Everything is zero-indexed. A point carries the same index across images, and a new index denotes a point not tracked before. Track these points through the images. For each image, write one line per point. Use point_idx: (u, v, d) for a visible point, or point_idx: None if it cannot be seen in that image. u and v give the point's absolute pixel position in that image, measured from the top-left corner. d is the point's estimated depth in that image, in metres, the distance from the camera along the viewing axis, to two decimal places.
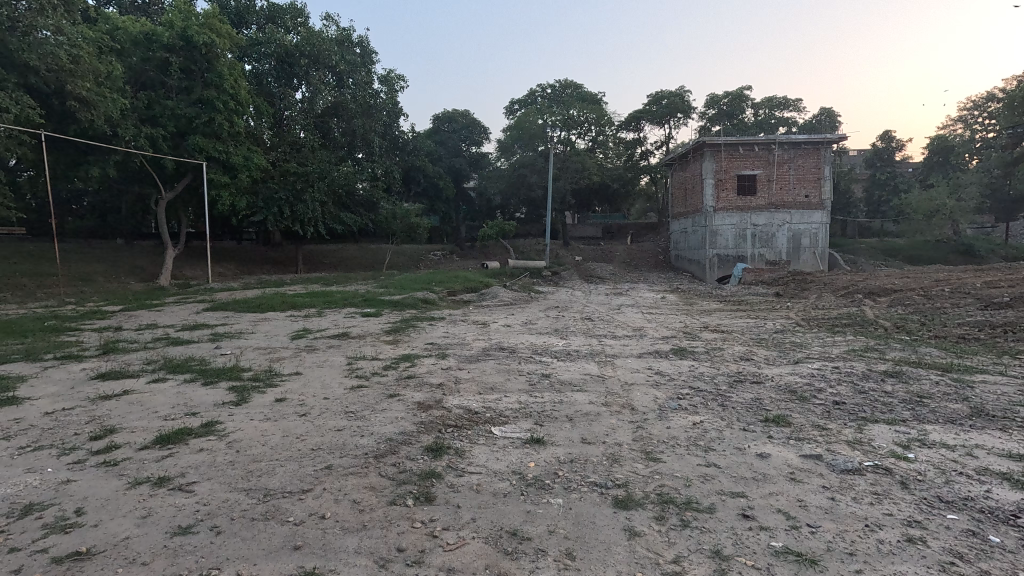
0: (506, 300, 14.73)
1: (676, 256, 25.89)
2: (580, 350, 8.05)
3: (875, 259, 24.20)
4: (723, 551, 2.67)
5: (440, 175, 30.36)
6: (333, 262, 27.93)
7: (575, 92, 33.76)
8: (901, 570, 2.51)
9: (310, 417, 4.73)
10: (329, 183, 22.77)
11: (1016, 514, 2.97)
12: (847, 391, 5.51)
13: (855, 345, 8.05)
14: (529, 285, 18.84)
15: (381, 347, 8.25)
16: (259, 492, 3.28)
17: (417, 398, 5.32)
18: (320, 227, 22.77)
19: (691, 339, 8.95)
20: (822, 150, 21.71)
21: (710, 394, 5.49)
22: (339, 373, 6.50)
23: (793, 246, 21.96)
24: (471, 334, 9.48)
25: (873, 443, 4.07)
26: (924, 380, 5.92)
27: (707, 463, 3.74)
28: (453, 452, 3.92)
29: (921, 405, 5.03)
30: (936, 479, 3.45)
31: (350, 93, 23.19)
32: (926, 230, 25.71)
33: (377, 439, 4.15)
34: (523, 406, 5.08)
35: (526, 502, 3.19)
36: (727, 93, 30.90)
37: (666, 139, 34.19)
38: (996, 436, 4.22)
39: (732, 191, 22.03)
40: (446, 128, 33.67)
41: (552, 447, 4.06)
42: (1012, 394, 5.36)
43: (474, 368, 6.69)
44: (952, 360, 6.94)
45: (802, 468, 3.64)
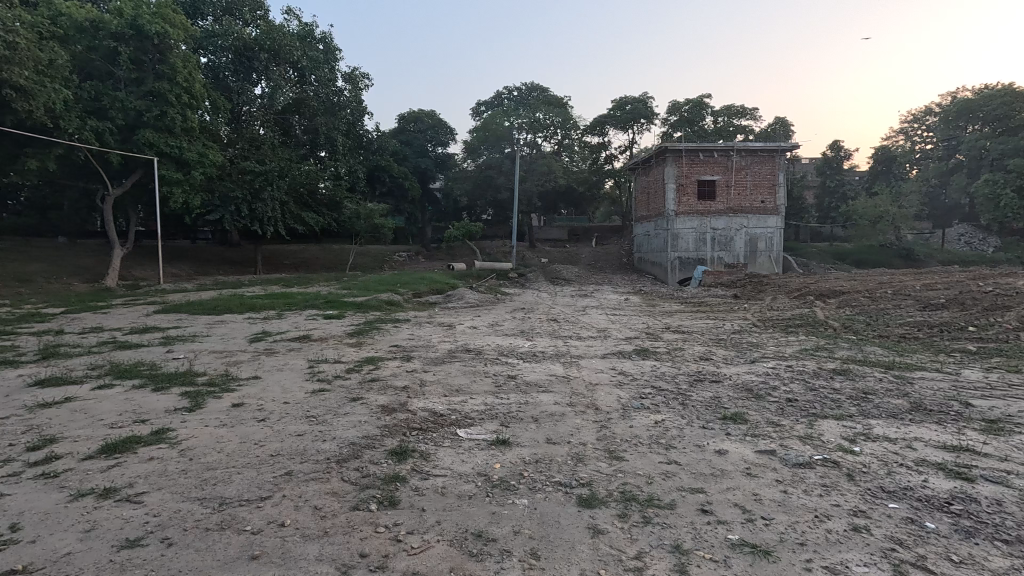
0: (472, 301, 14.69)
1: (639, 258, 26.46)
2: (545, 351, 8.11)
3: (825, 263, 25.33)
4: (683, 546, 2.75)
5: (405, 176, 30.00)
6: (294, 262, 27.12)
7: (541, 95, 34.05)
8: (847, 557, 2.64)
9: (269, 422, 4.59)
10: (289, 181, 22.13)
11: (950, 502, 3.18)
12: (799, 390, 5.74)
13: (807, 345, 8.44)
14: (495, 286, 18.96)
15: (344, 350, 8.08)
16: (214, 501, 3.16)
17: (381, 401, 5.25)
18: (281, 227, 22.12)
19: (653, 340, 9.18)
20: (777, 157, 22.66)
21: (671, 394, 5.62)
22: (301, 376, 6.32)
23: (750, 249, 22.78)
24: (436, 336, 9.41)
25: (823, 438, 4.27)
26: (868, 378, 6.25)
27: (668, 461, 3.84)
28: (417, 455, 3.88)
29: (866, 401, 5.31)
30: (879, 471, 3.65)
31: (313, 91, 22.72)
32: (871, 234, 27.26)
33: (339, 443, 4.08)
34: (489, 407, 5.10)
35: (491, 503, 3.19)
36: (688, 100, 31.88)
37: (630, 144, 34.91)
38: (932, 429, 4.50)
39: (693, 196, 22.69)
40: (411, 128, 33.30)
41: (518, 447, 4.08)
42: (948, 390, 5.72)
43: (439, 370, 6.65)
44: (893, 358, 7.34)
45: (757, 463, 3.78)
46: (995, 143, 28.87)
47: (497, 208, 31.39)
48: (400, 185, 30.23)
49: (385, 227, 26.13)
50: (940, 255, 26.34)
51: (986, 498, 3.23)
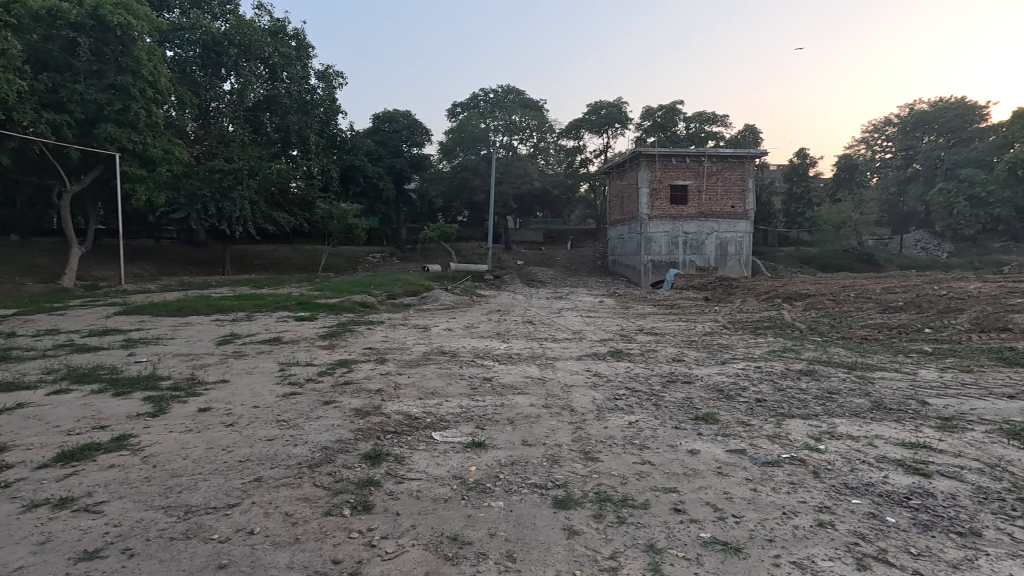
0: (448, 303, 14.63)
1: (613, 261, 26.76)
2: (521, 353, 8.10)
3: (791, 267, 26.12)
4: (657, 545, 2.79)
5: (380, 176, 29.64)
6: (265, 262, 26.50)
7: (517, 98, 34.14)
8: (813, 552, 2.73)
9: (237, 426, 4.47)
10: (260, 180, 21.61)
11: (909, 497, 3.32)
12: (768, 390, 5.89)
13: (775, 346, 8.69)
14: (470, 288, 18.91)
15: (317, 353, 7.91)
16: (179, 510, 3.05)
17: (355, 404, 5.16)
18: (251, 227, 21.57)
19: (628, 342, 9.28)
20: (746, 164, 23.27)
21: (644, 395, 5.72)
22: (271, 380, 6.16)
23: (720, 253, 23.31)
24: (411, 338, 9.33)
25: (790, 437, 4.40)
26: (832, 378, 6.48)
27: (642, 461, 3.89)
28: (392, 459, 3.83)
29: (831, 400, 5.49)
30: (843, 468, 3.77)
31: (285, 88, 22.26)
32: (835, 239, 28.25)
33: (312, 447, 4.00)
34: (464, 409, 5.08)
35: (467, 506, 3.18)
36: (661, 106, 32.54)
37: (604, 148, 35.40)
38: (892, 427, 4.68)
39: (665, 200, 23.10)
40: (386, 127, 32.96)
41: (494, 450, 4.07)
42: (906, 389, 5.97)
43: (414, 373, 6.57)
44: (856, 359, 7.64)
45: (728, 462, 3.87)
46: (950, 153, 30.78)
47: (473, 210, 31.29)
48: (374, 186, 29.88)
49: (358, 227, 25.76)
50: (898, 260, 27.42)
51: (941, 492, 3.38)
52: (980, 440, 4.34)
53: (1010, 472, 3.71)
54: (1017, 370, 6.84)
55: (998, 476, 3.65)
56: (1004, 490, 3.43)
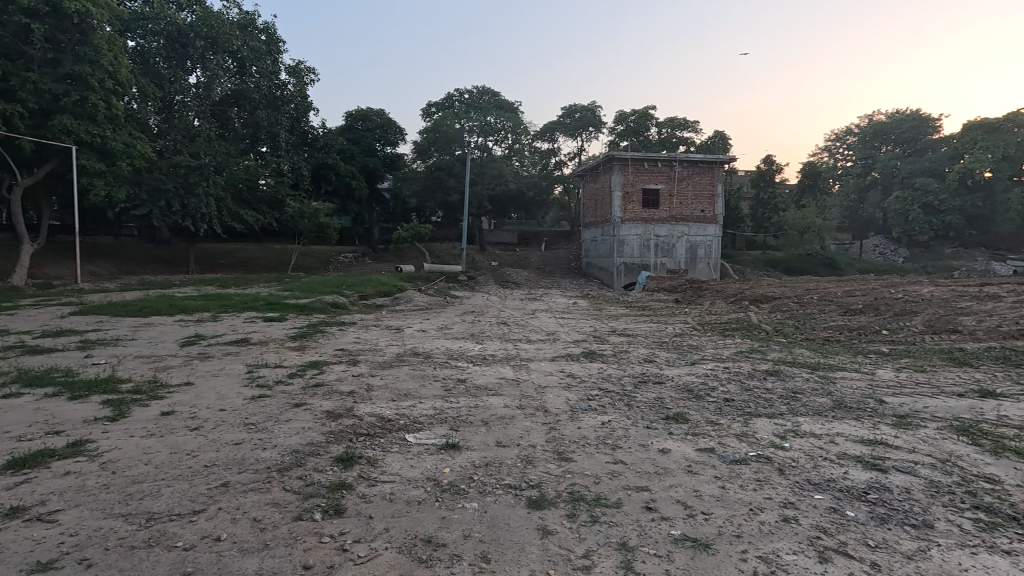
0: (421, 304, 14.51)
1: (586, 263, 27.01)
2: (495, 354, 8.11)
3: (758, 270, 26.85)
4: (628, 543, 2.83)
5: (353, 175, 29.20)
6: (232, 261, 25.78)
7: (493, 99, 34.13)
8: (778, 547, 2.82)
9: (203, 431, 4.33)
10: (227, 176, 21.02)
11: (867, 491, 3.46)
12: (736, 390, 6.06)
13: (742, 347, 8.95)
14: (444, 289, 18.81)
15: (286, 354, 7.73)
16: (141, 517, 2.94)
17: (326, 406, 5.07)
18: (217, 225, 20.95)
19: (601, 343, 9.39)
20: (715, 169, 23.85)
21: (617, 395, 5.80)
22: (238, 382, 5.99)
23: (690, 256, 23.81)
24: (384, 339, 9.21)
25: (756, 435, 4.53)
26: (796, 377, 6.70)
27: (614, 460, 3.94)
28: (365, 462, 3.78)
29: (795, 400, 5.68)
30: (806, 464, 3.91)
31: (254, 83, 21.76)
32: (799, 244, 29.20)
33: (281, 450, 3.91)
34: (438, 411, 5.06)
35: (441, 508, 3.16)
36: (634, 111, 33.10)
37: (579, 151, 35.77)
38: (852, 425, 4.87)
39: (638, 204, 23.47)
40: (359, 126, 32.51)
41: (468, 451, 4.06)
42: (865, 388, 6.21)
43: (387, 375, 6.48)
44: (818, 359, 7.93)
45: (698, 461, 3.96)
46: (906, 162, 32.20)
47: (447, 211, 31.15)
48: (347, 185, 29.42)
49: (330, 226, 25.26)
50: (858, 265, 28.50)
51: (896, 487, 3.54)
52: (932, 437, 4.56)
53: (960, 467, 3.91)
54: (965, 370, 7.23)
55: (948, 470, 3.84)
56: (954, 484, 3.61)
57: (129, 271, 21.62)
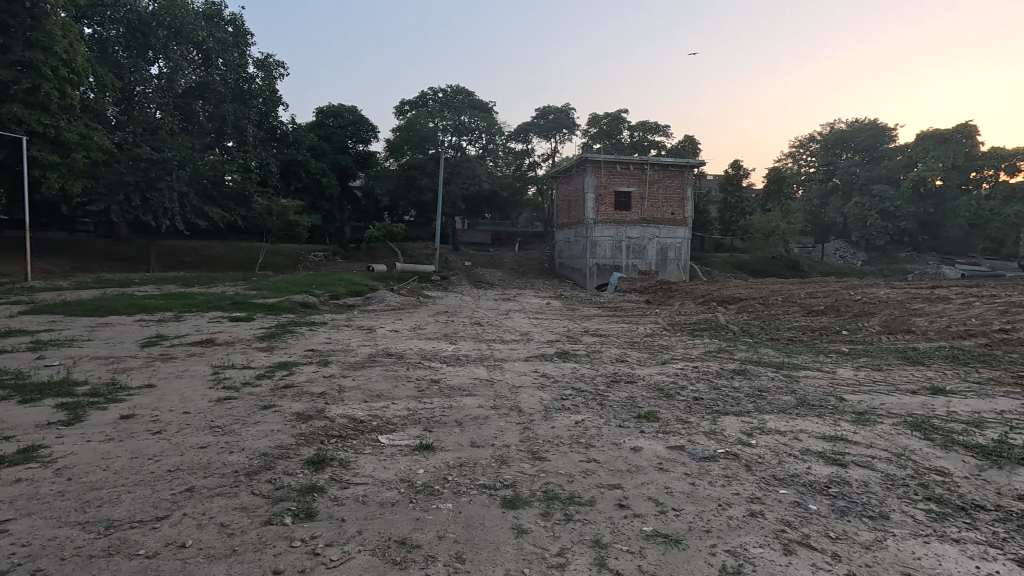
0: (394, 304, 14.35)
1: (559, 263, 27.20)
2: (469, 355, 8.08)
3: (725, 272, 27.57)
4: (602, 540, 2.87)
5: (324, 172, 28.64)
6: (196, 259, 24.92)
7: (467, 98, 34.03)
8: (745, 540, 2.90)
9: (166, 434, 4.18)
10: (191, 171, 20.34)
11: (828, 485, 3.60)
12: (704, 388, 6.22)
13: (710, 347, 9.17)
14: (416, 289, 18.66)
15: (254, 355, 7.53)
16: (99, 525, 2.82)
17: (296, 408, 4.97)
18: (180, 221, 20.23)
19: (574, 343, 9.49)
20: (685, 173, 24.37)
21: (590, 395, 5.85)
22: (203, 384, 5.79)
23: (661, 257, 24.26)
24: (356, 340, 9.07)
25: (724, 433, 4.65)
26: (762, 376, 6.92)
27: (587, 459, 3.99)
28: (336, 464, 3.72)
29: (761, 398, 5.86)
30: (771, 460, 4.04)
31: (220, 76, 21.15)
32: (765, 247, 30.08)
33: (249, 454, 3.81)
34: (412, 412, 5.01)
35: (415, 509, 3.14)
36: (607, 114, 33.55)
37: (552, 152, 36.01)
38: (814, 422, 5.06)
39: (610, 206, 23.78)
40: (330, 122, 31.94)
41: (442, 452, 4.04)
42: (827, 386, 6.46)
43: (359, 375, 6.39)
44: (783, 359, 8.20)
45: (668, 458, 4.04)
46: (864, 170, 33.60)
47: (421, 210, 30.87)
48: (317, 182, 28.85)
49: (299, 224, 24.75)
50: (820, 267, 29.54)
51: (855, 481, 3.69)
52: (889, 432, 4.78)
53: (913, 460, 4.11)
54: (918, 368, 7.59)
55: (902, 464, 4.03)
56: (908, 476, 3.79)
57: (84, 269, 20.66)
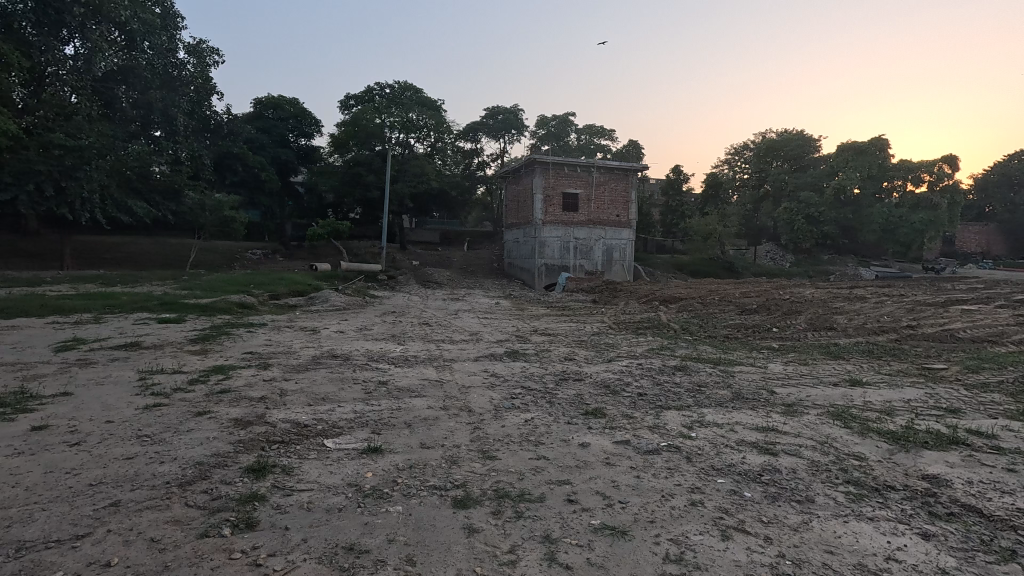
0: (339, 304, 13.91)
1: (508, 263, 27.32)
2: (417, 356, 7.94)
3: (668, 273, 28.66)
4: (552, 535, 2.92)
5: (262, 166, 28.23)
6: (118, 256, 23.11)
7: (415, 95, 33.49)
8: (687, 528, 3.04)
9: (86, 446, 3.86)
10: (113, 161, 18.88)
11: (762, 473, 3.83)
12: (649, 385, 6.46)
13: (653, 345, 9.51)
14: (362, 288, 18.18)
15: (186, 359, 7.09)
16: (8, 548, 2.57)
17: (233, 414, 4.72)
18: (100, 215, 18.72)
19: (523, 342, 9.58)
20: (629, 176, 25.15)
21: (539, 393, 5.92)
22: (129, 391, 5.39)
23: (607, 258, 24.90)
24: (299, 341, 8.74)
25: (667, 426, 4.85)
26: (701, 372, 7.27)
27: (537, 456, 4.04)
28: (279, 471, 3.57)
29: (700, 393, 6.15)
30: (710, 452, 4.25)
31: (146, 60, 19.76)
32: (703, 248, 31.54)
33: (182, 464, 3.59)
34: (358, 415, 4.88)
35: (363, 513, 3.07)
36: (555, 116, 34.11)
37: (501, 153, 36.15)
38: (748, 414, 5.37)
39: (558, 207, 24.15)
40: (269, 114, 30.61)
41: (390, 455, 3.96)
42: (759, 380, 6.89)
43: (302, 378, 6.15)
44: (720, 355, 8.63)
45: (615, 453, 4.17)
46: (793, 177, 35.94)
47: (366, 208, 30.11)
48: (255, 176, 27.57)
49: (236, 220, 23.53)
50: (753, 267, 31.29)
51: (785, 468, 3.95)
52: (814, 422, 5.14)
53: (835, 447, 4.45)
54: (839, 362, 8.23)
55: (825, 451, 4.36)
56: (830, 463, 4.10)
57: None
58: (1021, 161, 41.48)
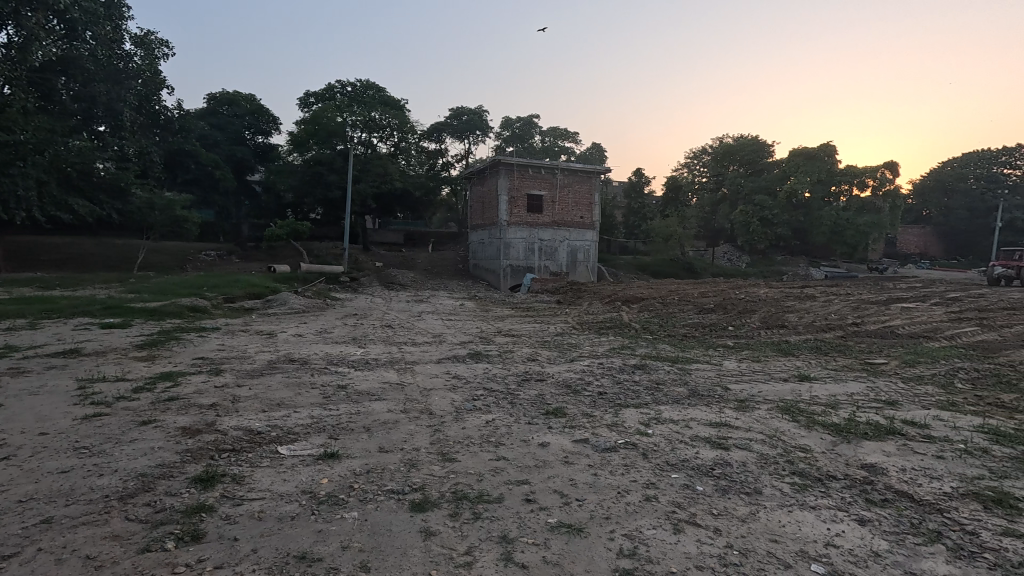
0: (297, 307, 13.54)
1: (473, 264, 27.27)
2: (378, 358, 7.84)
3: (630, 274, 29.17)
4: (509, 535, 2.94)
5: (216, 164, 27.32)
6: (56, 258, 21.77)
7: (377, 94, 33.01)
8: (641, 524, 3.11)
9: (15, 461, 3.61)
10: (51, 156, 17.80)
11: (714, 467, 3.96)
12: (609, 383, 6.58)
13: (614, 344, 9.69)
14: (323, 290, 17.76)
15: (131, 366, 6.74)
16: None
17: (181, 423, 4.52)
18: (37, 214, 17.58)
19: (486, 344, 9.58)
20: (592, 178, 25.54)
21: (501, 394, 5.95)
22: (66, 401, 5.08)
23: (571, 259, 25.20)
24: (254, 346, 8.45)
25: (625, 424, 4.96)
26: (660, 370, 7.46)
27: (497, 457, 4.05)
28: (228, 480, 3.45)
29: (658, 391, 6.29)
30: (665, 448, 4.37)
31: (88, 51, 18.83)
32: (664, 250, 32.31)
33: (123, 476, 3.42)
34: (315, 420, 4.77)
35: (317, 521, 3.00)
36: (519, 118, 34.28)
37: (465, 154, 36.02)
38: (704, 411, 5.54)
39: (523, 209, 24.27)
40: (224, 111, 29.67)
41: (347, 460, 3.89)
42: (714, 377, 7.14)
43: (256, 384, 5.95)
44: (678, 353, 8.87)
45: (573, 451, 4.22)
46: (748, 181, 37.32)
47: (327, 209, 29.43)
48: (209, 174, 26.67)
49: (188, 220, 22.58)
50: (712, 268, 32.25)
51: (736, 462, 4.10)
52: (763, 417, 5.36)
53: (783, 440, 4.65)
54: (789, 359, 8.60)
55: (774, 444, 4.55)
56: (778, 455, 4.28)
57: None
58: (953, 169, 44.48)
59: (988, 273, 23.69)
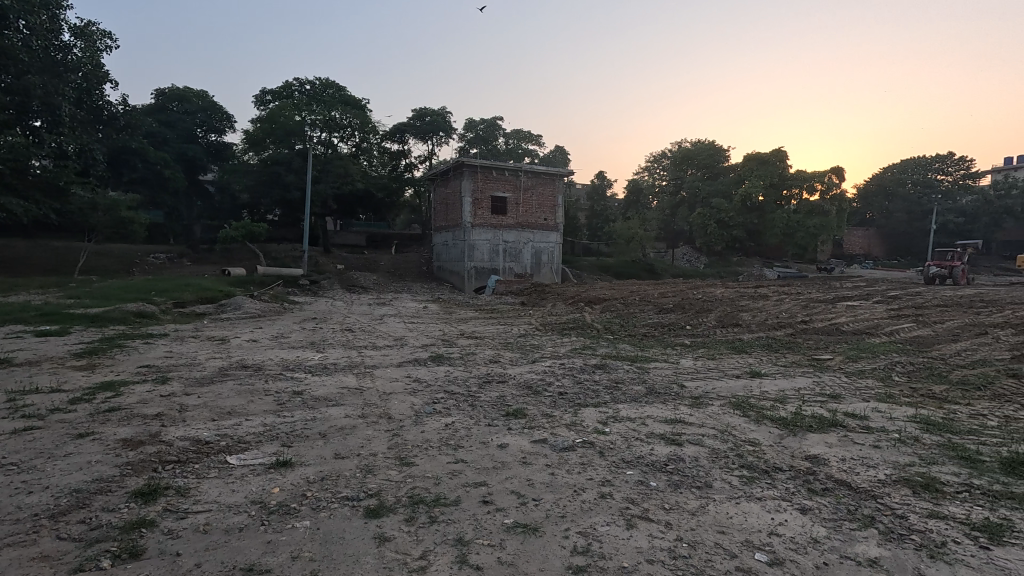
0: (253, 311, 13.10)
1: (437, 266, 27.06)
2: (337, 363, 7.67)
3: (593, 275, 29.58)
4: (464, 538, 2.93)
5: (165, 163, 26.12)
6: None
7: (337, 93, 32.33)
8: (595, 520, 3.17)
9: None
10: None
11: (667, 463, 4.07)
12: (569, 383, 6.64)
13: (576, 344, 9.81)
14: (280, 294, 17.22)
15: (68, 375, 6.35)
16: None
17: (122, 435, 4.28)
18: None
19: (448, 346, 9.52)
20: (555, 180, 25.77)
21: (462, 397, 5.93)
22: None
23: (535, 261, 25.36)
24: (205, 352, 8.12)
25: (584, 424, 5.02)
26: (619, 369, 7.60)
27: (456, 460, 4.04)
28: (172, 493, 3.30)
29: (617, 390, 6.40)
30: (621, 445, 4.46)
31: (21, 41, 17.76)
32: (626, 251, 32.94)
33: (55, 493, 3.22)
34: (268, 428, 4.62)
35: (267, 531, 2.92)
36: (482, 119, 34.22)
37: (428, 155, 35.66)
38: (661, 408, 5.67)
39: (486, 210, 24.25)
40: (174, 107, 28.49)
41: (301, 467, 3.80)
42: (671, 375, 7.34)
43: (206, 392, 5.71)
44: (637, 353, 9.07)
45: (532, 452, 4.25)
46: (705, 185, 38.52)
47: (285, 210, 28.61)
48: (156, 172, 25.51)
49: (134, 221, 21.51)
50: (672, 269, 33.12)
51: (688, 457, 4.23)
52: (716, 412, 5.55)
53: (734, 435, 4.83)
54: (742, 356, 8.93)
55: (725, 439, 4.71)
56: (728, 449, 4.44)
57: None
58: (893, 174, 47.15)
59: (925, 272, 25.22)
